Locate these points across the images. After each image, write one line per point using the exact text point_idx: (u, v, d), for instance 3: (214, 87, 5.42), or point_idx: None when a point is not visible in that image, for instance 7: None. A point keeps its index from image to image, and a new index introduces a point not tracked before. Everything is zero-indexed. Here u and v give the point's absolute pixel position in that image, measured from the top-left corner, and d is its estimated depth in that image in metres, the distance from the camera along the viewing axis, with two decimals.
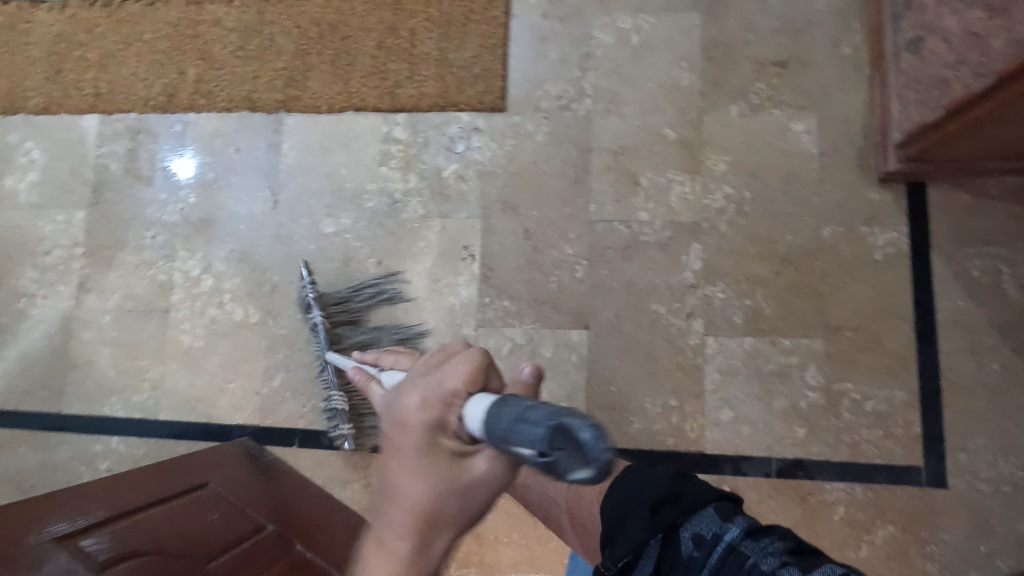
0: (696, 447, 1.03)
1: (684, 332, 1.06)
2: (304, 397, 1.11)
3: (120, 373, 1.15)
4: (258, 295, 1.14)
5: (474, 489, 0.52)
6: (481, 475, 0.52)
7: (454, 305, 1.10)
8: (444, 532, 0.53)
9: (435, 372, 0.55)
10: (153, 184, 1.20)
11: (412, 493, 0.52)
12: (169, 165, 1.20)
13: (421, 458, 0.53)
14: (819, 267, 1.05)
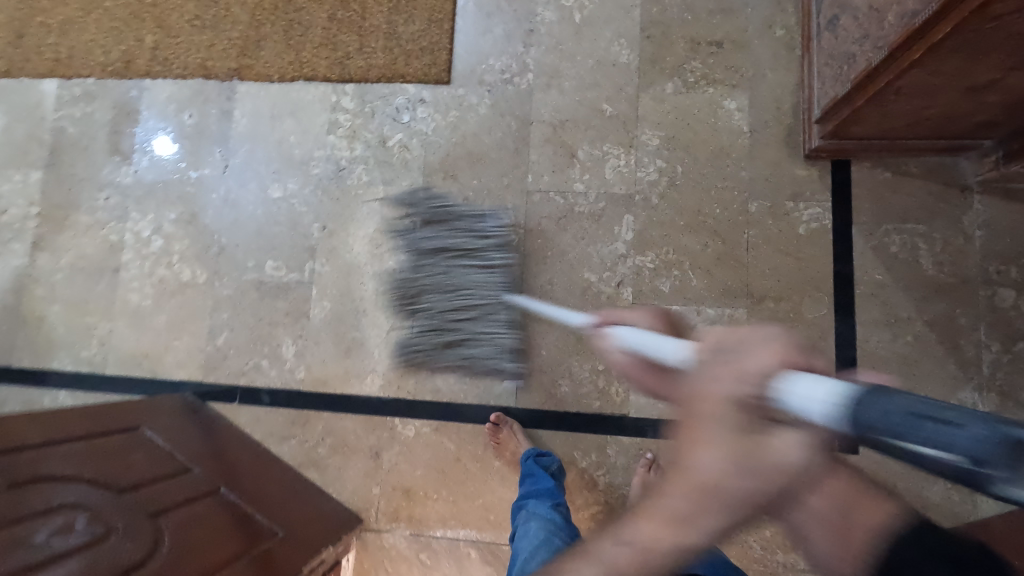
0: (621, 410, 1.07)
1: (613, 300, 1.09)
2: (247, 356, 1.15)
3: (69, 329, 1.18)
4: (206, 256, 1.18)
5: (752, 483, 0.41)
6: (783, 461, 0.41)
7: (395, 270, 1.14)
8: (710, 523, 0.42)
9: (746, 346, 0.45)
10: (109, 147, 1.23)
11: (705, 467, 0.42)
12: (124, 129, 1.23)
13: (723, 433, 0.42)
14: (744, 239, 1.08)
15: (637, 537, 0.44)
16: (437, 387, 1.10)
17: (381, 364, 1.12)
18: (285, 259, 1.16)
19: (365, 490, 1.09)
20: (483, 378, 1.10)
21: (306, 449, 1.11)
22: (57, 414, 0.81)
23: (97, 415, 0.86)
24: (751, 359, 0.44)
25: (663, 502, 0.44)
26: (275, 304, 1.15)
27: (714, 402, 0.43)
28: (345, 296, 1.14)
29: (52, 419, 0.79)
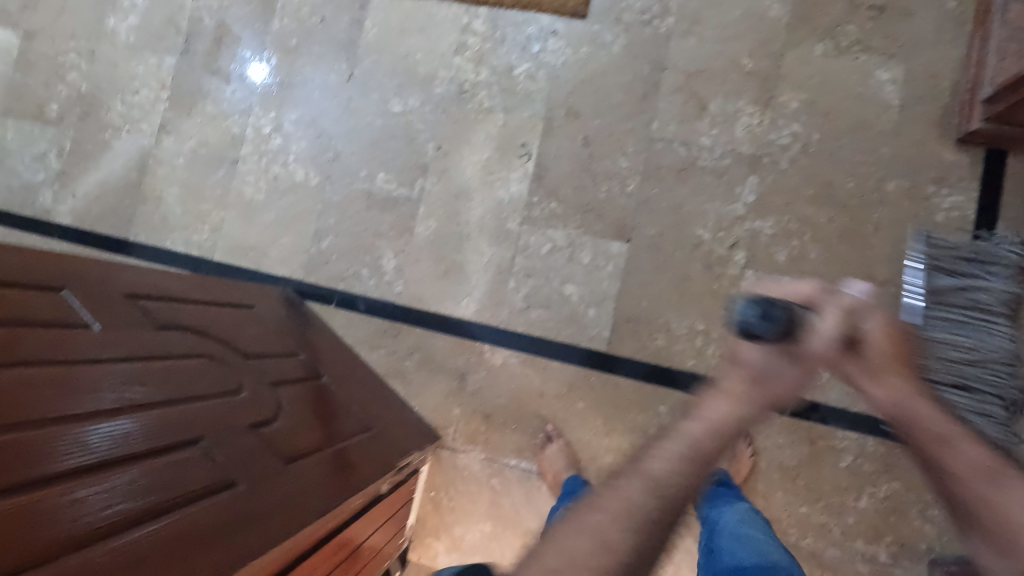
0: (714, 373, 1.04)
1: (724, 261, 1.06)
2: (348, 262, 1.17)
3: (184, 212, 1.23)
4: (321, 161, 1.20)
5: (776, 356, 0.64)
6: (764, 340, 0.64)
7: (503, 199, 1.13)
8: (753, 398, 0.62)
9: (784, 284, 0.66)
10: (228, 42, 1.26)
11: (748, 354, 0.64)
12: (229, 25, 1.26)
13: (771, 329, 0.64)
14: (876, 218, 1.03)
15: (702, 411, 0.62)
16: (530, 321, 1.10)
17: (477, 290, 1.12)
18: (396, 173, 1.17)
19: (445, 409, 1.11)
20: (580, 319, 1.09)
21: (393, 360, 1.13)
22: (183, 278, 0.83)
23: (217, 289, 0.88)
24: (788, 292, 0.66)
25: (714, 398, 0.63)
26: (382, 217, 1.17)
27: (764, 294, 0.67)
28: (451, 218, 1.14)
29: (186, 282, 0.82)
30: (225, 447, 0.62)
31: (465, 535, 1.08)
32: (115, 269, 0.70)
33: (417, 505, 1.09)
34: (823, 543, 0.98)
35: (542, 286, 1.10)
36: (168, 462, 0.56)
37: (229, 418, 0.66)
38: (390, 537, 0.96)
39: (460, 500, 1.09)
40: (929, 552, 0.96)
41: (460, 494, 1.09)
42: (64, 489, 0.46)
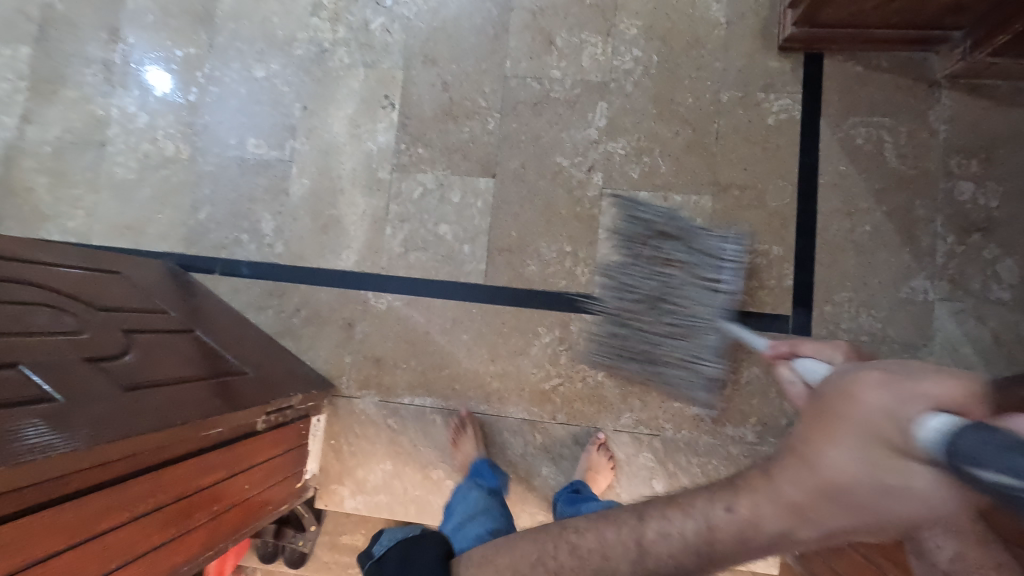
0: (586, 290, 1.10)
1: (583, 184, 1.12)
2: (227, 229, 1.18)
3: (55, 200, 1.22)
4: (190, 133, 1.20)
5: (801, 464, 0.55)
6: (916, 486, 0.48)
7: (372, 150, 1.16)
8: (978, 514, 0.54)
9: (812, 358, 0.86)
10: (78, 27, 1.24)
11: (831, 463, 0.51)
12: (70, 11, 1.25)
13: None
14: (714, 128, 1.10)
15: (741, 508, 0.58)
16: (410, 264, 1.14)
17: (357, 241, 1.15)
18: (267, 137, 1.19)
19: (337, 359, 1.14)
20: (443, 266, 1.13)
21: (282, 319, 1.15)
22: (36, 242, 0.83)
23: (77, 254, 0.88)
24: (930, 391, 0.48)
25: (784, 489, 0.56)
26: (256, 181, 1.18)
27: (861, 406, 0.51)
28: (324, 174, 1.17)
29: (30, 243, 0.82)
30: (51, 373, 0.62)
31: (368, 477, 1.11)
32: None
33: (318, 455, 1.12)
34: (696, 433, 1.06)
35: (417, 230, 1.14)
36: None
37: (60, 354, 0.66)
38: (281, 479, 0.98)
39: (360, 445, 1.12)
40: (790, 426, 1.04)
41: (359, 439, 1.12)
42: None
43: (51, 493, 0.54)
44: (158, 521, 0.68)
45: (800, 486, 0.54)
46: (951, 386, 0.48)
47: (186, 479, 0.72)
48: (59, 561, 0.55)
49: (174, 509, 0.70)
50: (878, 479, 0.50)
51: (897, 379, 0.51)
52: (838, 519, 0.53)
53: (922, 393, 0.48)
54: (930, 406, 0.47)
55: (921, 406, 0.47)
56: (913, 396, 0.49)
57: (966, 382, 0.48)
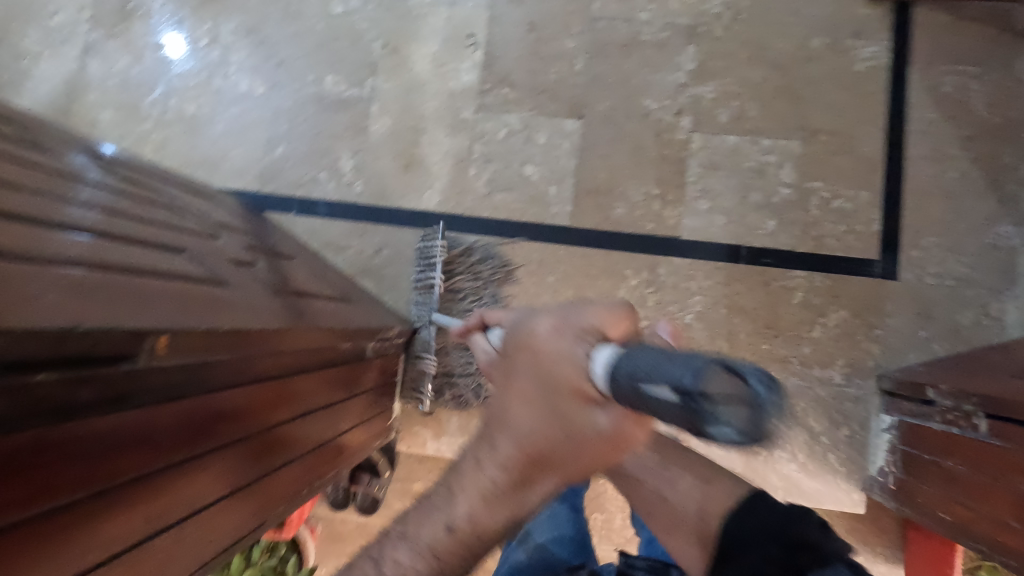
0: (674, 233, 1.10)
1: (671, 127, 1.11)
2: (305, 167, 1.15)
3: (121, 134, 1.17)
4: (265, 69, 1.17)
5: (512, 398, 0.51)
6: (519, 424, 0.50)
7: (456, 89, 1.14)
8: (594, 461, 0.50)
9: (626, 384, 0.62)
10: None
11: (516, 421, 0.50)
12: None
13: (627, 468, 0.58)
14: (805, 74, 1.11)
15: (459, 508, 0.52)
16: (494, 205, 1.12)
17: (440, 181, 1.14)
18: (345, 74, 1.16)
19: (419, 300, 1.12)
20: (530, 207, 1.12)
21: (362, 259, 1.13)
22: (133, 162, 0.78)
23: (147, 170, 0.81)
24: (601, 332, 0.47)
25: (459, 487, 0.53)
26: (335, 120, 1.16)
27: (531, 351, 0.51)
28: (406, 112, 1.15)
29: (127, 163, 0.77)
30: (211, 264, 0.59)
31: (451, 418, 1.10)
32: (51, 127, 0.64)
33: (400, 395, 1.11)
34: (785, 374, 1.07)
35: (503, 170, 1.13)
36: (164, 253, 0.52)
37: (211, 253, 0.63)
38: (374, 417, 0.93)
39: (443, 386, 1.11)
40: (877, 368, 1.05)
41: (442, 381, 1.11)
42: (34, 228, 0.39)
43: (225, 376, 0.48)
44: (289, 433, 0.62)
45: (504, 456, 0.51)
46: (606, 310, 0.47)
47: (310, 391, 0.66)
48: (229, 455, 0.49)
49: (300, 423, 0.64)
50: (563, 417, 0.48)
51: (568, 319, 0.49)
52: (487, 513, 0.52)
53: (582, 327, 0.47)
54: (592, 335, 0.46)
55: (581, 347, 0.46)
56: (572, 327, 0.48)
57: (624, 309, 0.48)
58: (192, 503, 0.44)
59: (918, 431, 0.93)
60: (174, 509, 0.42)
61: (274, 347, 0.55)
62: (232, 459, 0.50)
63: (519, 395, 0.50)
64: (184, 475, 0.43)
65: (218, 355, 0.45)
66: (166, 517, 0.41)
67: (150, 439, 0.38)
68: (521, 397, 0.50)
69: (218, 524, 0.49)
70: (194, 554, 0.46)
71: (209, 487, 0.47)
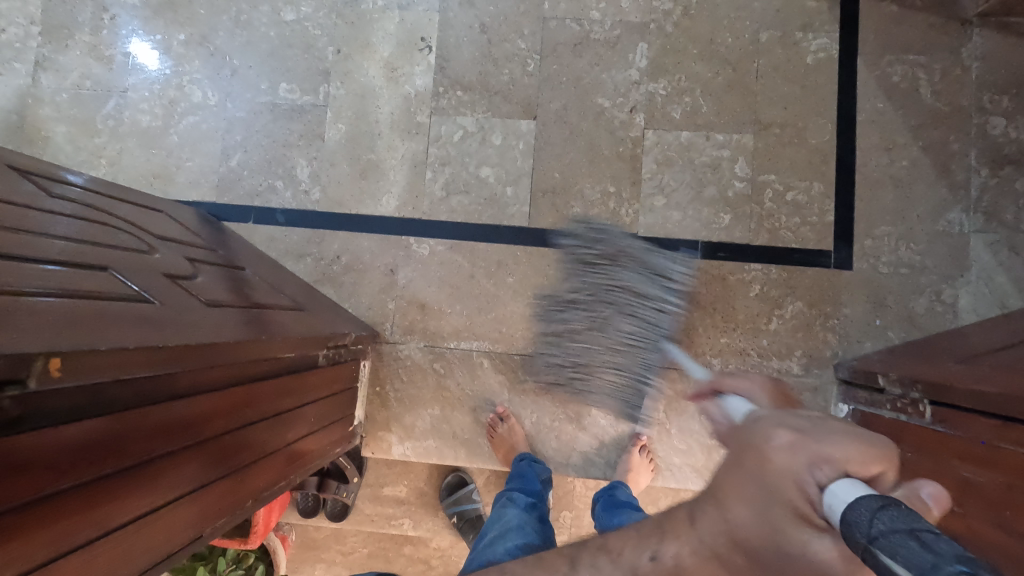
0: (631, 230, 1.11)
1: (625, 124, 1.12)
2: (261, 176, 1.15)
3: (75, 149, 1.17)
4: (219, 79, 1.17)
5: (731, 501, 0.43)
6: (724, 520, 0.44)
7: (410, 93, 1.14)
8: None
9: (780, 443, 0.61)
10: None
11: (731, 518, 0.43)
12: None
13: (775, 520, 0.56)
14: (755, 68, 1.11)
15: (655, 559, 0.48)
16: (452, 208, 1.13)
17: (397, 186, 1.14)
18: (300, 82, 1.16)
19: (379, 306, 1.12)
20: (488, 209, 1.12)
21: (322, 266, 1.13)
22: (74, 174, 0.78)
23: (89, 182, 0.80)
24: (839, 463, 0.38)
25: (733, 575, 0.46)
26: (290, 128, 1.15)
27: (767, 460, 0.41)
28: (361, 117, 1.15)
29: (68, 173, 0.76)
30: (140, 279, 0.59)
31: (415, 422, 1.11)
32: None
33: (364, 401, 1.11)
34: (744, 367, 1.08)
35: (460, 172, 1.13)
36: (83, 271, 0.52)
37: (144, 267, 0.63)
38: (334, 422, 0.93)
39: (407, 390, 1.11)
40: (834, 357, 1.07)
41: (406, 385, 1.11)
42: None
43: (145, 392, 0.48)
44: (231, 445, 0.61)
45: (706, 538, 0.45)
46: (859, 444, 0.38)
47: (256, 401, 0.66)
48: (156, 471, 0.49)
49: (245, 434, 0.64)
50: (775, 532, 0.40)
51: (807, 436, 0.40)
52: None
53: (825, 455, 0.39)
54: (829, 467, 0.38)
55: (814, 476, 0.38)
56: (812, 452, 0.39)
57: (868, 446, 0.39)
58: (110, 521, 0.44)
59: (870, 420, 0.94)
60: (86, 527, 0.42)
61: (203, 361, 0.55)
62: (160, 474, 0.50)
63: (744, 495, 0.42)
64: (98, 494, 0.43)
65: (132, 372, 0.45)
66: (75, 536, 0.41)
67: (55, 459, 0.39)
68: (742, 495, 0.42)
69: (145, 540, 0.49)
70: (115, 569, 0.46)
71: (132, 503, 0.47)
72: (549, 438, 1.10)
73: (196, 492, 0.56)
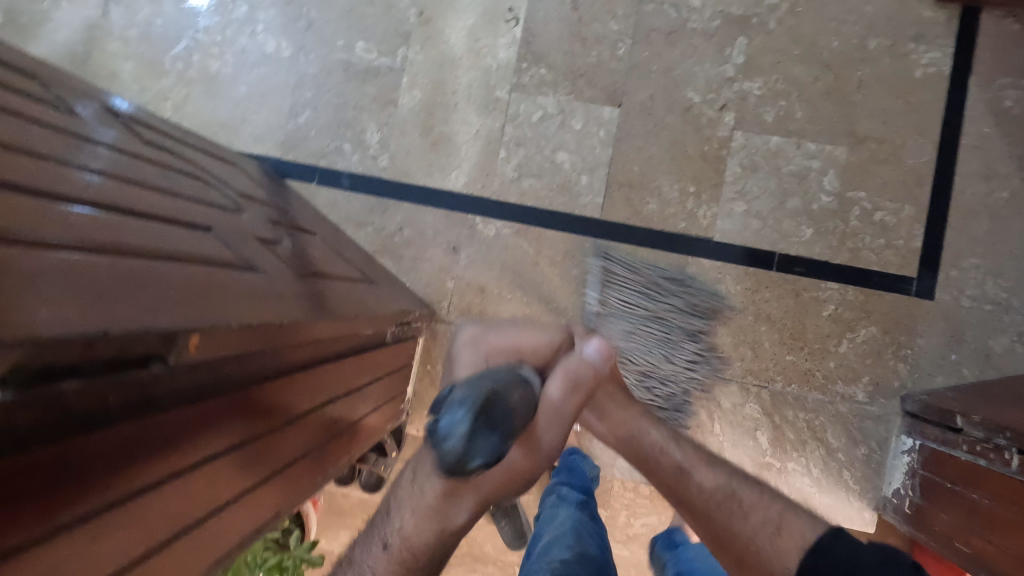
0: (705, 235, 1.06)
1: (713, 122, 1.07)
2: (328, 137, 1.11)
3: (140, 88, 1.13)
4: (293, 30, 1.12)
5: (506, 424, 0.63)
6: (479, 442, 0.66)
7: (491, 66, 1.09)
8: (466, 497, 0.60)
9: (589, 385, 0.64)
10: None
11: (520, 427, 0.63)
12: None
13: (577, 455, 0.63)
14: (858, 77, 1.05)
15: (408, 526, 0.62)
16: (522, 191, 1.09)
17: (468, 162, 1.10)
18: (376, 42, 1.11)
19: (437, 284, 1.09)
20: (559, 196, 1.08)
21: (382, 237, 1.10)
22: (153, 119, 0.74)
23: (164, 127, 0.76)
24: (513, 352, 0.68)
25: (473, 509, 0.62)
26: (362, 89, 1.11)
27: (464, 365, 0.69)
28: (437, 86, 1.10)
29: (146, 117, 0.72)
30: (236, 241, 0.56)
31: None
32: (71, 81, 0.61)
33: (413, 378, 1.09)
34: (806, 387, 1.04)
35: (534, 155, 1.09)
36: (187, 230, 0.49)
37: (236, 228, 0.60)
38: (390, 400, 0.90)
39: None
40: (902, 388, 1.03)
41: None
42: (50, 205, 0.35)
43: (253, 369, 0.45)
44: (311, 424, 0.59)
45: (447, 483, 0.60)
46: (532, 338, 0.69)
47: (335, 379, 0.63)
48: (253, 450, 0.47)
49: (324, 412, 0.62)
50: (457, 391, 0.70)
51: (487, 333, 0.71)
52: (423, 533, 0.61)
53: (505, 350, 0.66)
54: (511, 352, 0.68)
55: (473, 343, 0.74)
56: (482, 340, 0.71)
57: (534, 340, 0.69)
58: (212, 503, 0.42)
59: (941, 458, 0.91)
60: (196, 509, 0.40)
61: (302, 339, 0.52)
62: (253, 451, 0.47)
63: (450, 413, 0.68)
64: (208, 473, 0.41)
65: (249, 349, 0.42)
66: (186, 519, 0.39)
67: (178, 439, 0.36)
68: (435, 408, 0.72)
69: (235, 521, 0.47)
70: (211, 551, 0.44)
71: (229, 483, 0.44)
72: None
73: (278, 472, 0.53)
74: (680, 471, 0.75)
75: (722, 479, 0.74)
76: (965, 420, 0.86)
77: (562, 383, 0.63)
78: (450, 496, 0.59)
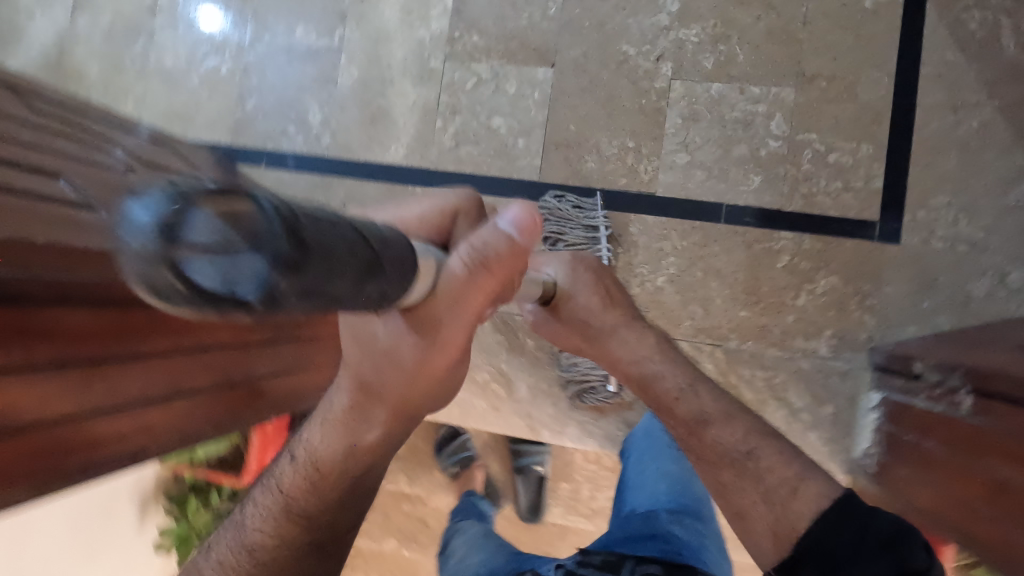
0: (648, 190, 1.02)
1: (650, 74, 1.03)
2: (274, 120, 1.14)
3: (104, 88, 1.20)
4: (238, 20, 1.17)
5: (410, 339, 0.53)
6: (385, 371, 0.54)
7: (425, 37, 1.10)
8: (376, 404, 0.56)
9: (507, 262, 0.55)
10: None
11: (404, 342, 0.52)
12: None
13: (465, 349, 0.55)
14: (803, 13, 0.99)
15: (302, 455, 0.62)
16: (461, 159, 1.08)
17: (406, 134, 1.10)
18: (315, 24, 1.14)
19: None
20: (498, 160, 1.07)
21: None
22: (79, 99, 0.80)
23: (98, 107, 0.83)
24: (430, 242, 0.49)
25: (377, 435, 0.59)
26: (304, 72, 1.14)
27: None
28: (375, 61, 1.11)
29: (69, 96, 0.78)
30: None
31: None
32: None
33: None
34: (763, 345, 0.98)
35: (471, 122, 1.08)
36: None
37: None
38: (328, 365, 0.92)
39: None
40: (869, 341, 0.95)
41: None
42: None
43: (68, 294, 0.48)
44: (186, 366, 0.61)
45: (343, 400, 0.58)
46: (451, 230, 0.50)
47: (224, 326, 0.65)
48: (79, 376, 0.50)
49: (234, 377, 0.69)
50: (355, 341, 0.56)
51: None
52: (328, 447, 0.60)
53: None
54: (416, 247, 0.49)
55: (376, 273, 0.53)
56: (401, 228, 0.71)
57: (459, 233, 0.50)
58: (40, 414, 0.48)
59: (903, 409, 0.83)
60: (43, 414, 0.48)
61: None
62: (81, 377, 0.50)
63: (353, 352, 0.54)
64: (60, 384, 0.49)
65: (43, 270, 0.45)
66: (22, 423, 0.47)
67: None
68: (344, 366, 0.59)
69: (62, 442, 0.51)
70: (66, 461, 0.52)
71: (44, 402, 0.48)
72: (545, 405, 1.03)
73: (145, 413, 0.59)
74: (697, 422, 0.75)
75: (739, 438, 0.72)
76: (923, 365, 0.79)
77: (465, 254, 0.49)
78: (362, 409, 0.57)
